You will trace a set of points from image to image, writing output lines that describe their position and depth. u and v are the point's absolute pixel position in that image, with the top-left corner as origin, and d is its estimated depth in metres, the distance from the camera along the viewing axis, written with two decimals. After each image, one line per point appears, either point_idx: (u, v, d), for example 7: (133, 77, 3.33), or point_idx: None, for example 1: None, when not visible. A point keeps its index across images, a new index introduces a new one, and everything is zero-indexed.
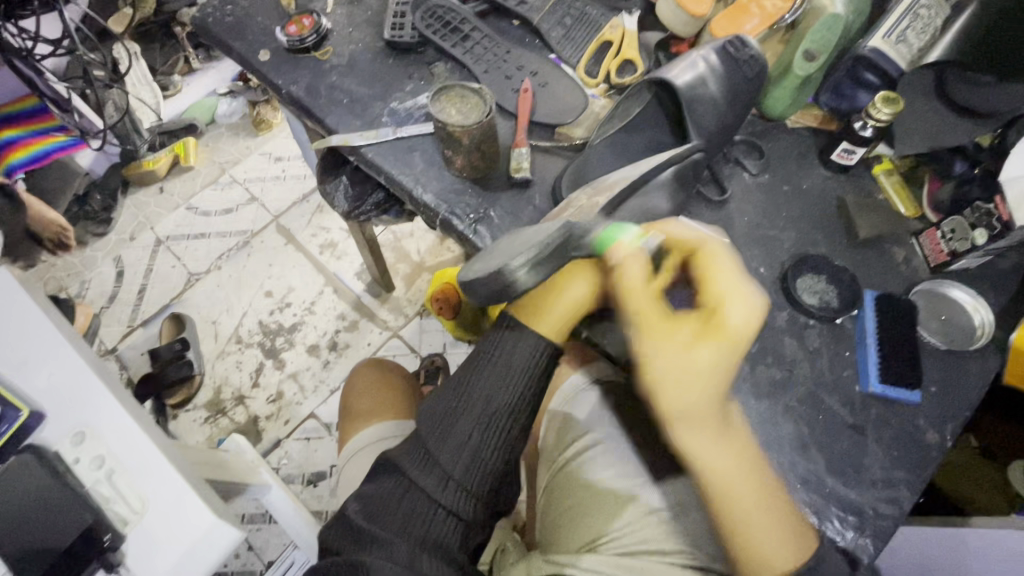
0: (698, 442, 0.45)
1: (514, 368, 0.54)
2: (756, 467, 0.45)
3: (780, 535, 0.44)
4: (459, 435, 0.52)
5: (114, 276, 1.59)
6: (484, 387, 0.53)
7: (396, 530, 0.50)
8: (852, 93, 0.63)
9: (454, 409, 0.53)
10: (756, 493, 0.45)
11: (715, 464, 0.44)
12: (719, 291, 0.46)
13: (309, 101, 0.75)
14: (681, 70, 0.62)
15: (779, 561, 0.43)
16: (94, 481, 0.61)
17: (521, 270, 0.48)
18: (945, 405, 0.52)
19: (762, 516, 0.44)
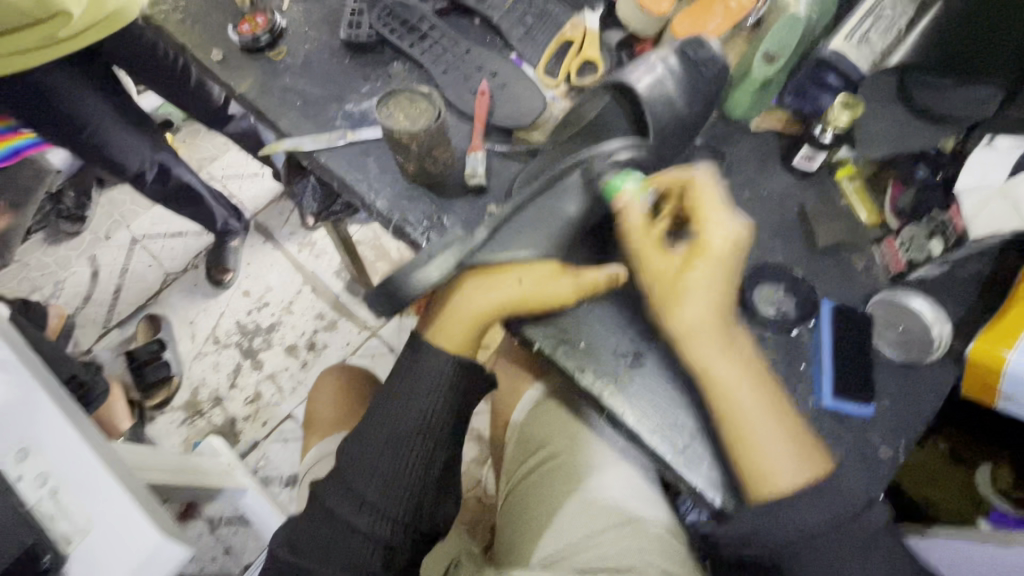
0: (704, 355, 0.49)
1: (427, 389, 0.54)
2: (763, 382, 0.49)
3: (793, 446, 0.47)
4: (376, 465, 0.53)
5: (89, 276, 1.56)
6: (399, 414, 0.54)
7: (320, 562, 0.52)
8: (815, 95, 0.61)
9: (368, 433, 0.55)
10: (762, 407, 0.48)
11: (716, 370, 0.49)
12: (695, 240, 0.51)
13: (262, 102, 0.72)
14: (642, 72, 0.58)
15: (781, 475, 0.46)
16: (38, 499, 0.60)
17: (426, 271, 0.51)
18: (898, 418, 0.51)
19: (771, 431, 0.47)
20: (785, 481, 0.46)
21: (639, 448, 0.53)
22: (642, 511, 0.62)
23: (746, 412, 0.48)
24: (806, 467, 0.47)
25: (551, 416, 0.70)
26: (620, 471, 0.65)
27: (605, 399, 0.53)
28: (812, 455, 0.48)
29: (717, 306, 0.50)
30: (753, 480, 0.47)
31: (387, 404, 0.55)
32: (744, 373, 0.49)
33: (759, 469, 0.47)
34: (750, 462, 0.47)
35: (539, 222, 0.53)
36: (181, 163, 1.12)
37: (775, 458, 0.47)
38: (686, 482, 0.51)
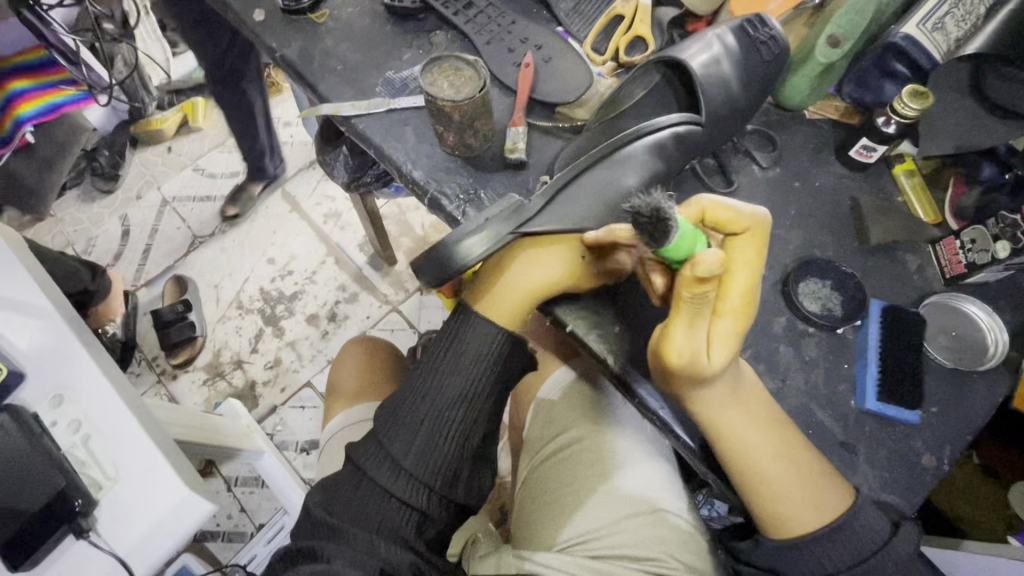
0: (711, 416, 0.46)
1: (471, 359, 0.54)
2: (781, 432, 0.47)
3: (809, 494, 0.45)
4: (414, 432, 0.53)
5: (120, 235, 1.59)
6: (442, 383, 0.54)
7: (353, 522, 0.51)
8: (877, 84, 0.58)
9: (408, 400, 0.54)
10: (781, 468, 0.46)
11: (729, 429, 0.46)
12: (679, 332, 0.43)
13: (302, 65, 0.71)
14: (697, 49, 0.55)
15: (799, 521, 0.46)
16: (71, 445, 0.61)
17: (471, 239, 0.51)
18: (945, 427, 0.49)
19: (790, 486, 0.45)
20: (804, 523, 0.46)
21: (668, 438, 0.52)
22: (666, 499, 0.62)
23: (763, 472, 0.46)
24: (820, 512, 0.45)
25: (575, 397, 0.70)
26: (649, 459, 0.65)
27: (636, 387, 0.52)
28: (827, 498, 0.46)
29: (699, 383, 0.45)
30: (771, 520, 0.47)
31: (429, 371, 0.55)
32: (765, 433, 0.46)
33: (777, 510, 0.46)
34: (752, 485, 0.46)
35: (596, 192, 0.51)
36: (256, 78, 1.17)
37: (793, 508, 0.46)
38: (716, 476, 0.51)
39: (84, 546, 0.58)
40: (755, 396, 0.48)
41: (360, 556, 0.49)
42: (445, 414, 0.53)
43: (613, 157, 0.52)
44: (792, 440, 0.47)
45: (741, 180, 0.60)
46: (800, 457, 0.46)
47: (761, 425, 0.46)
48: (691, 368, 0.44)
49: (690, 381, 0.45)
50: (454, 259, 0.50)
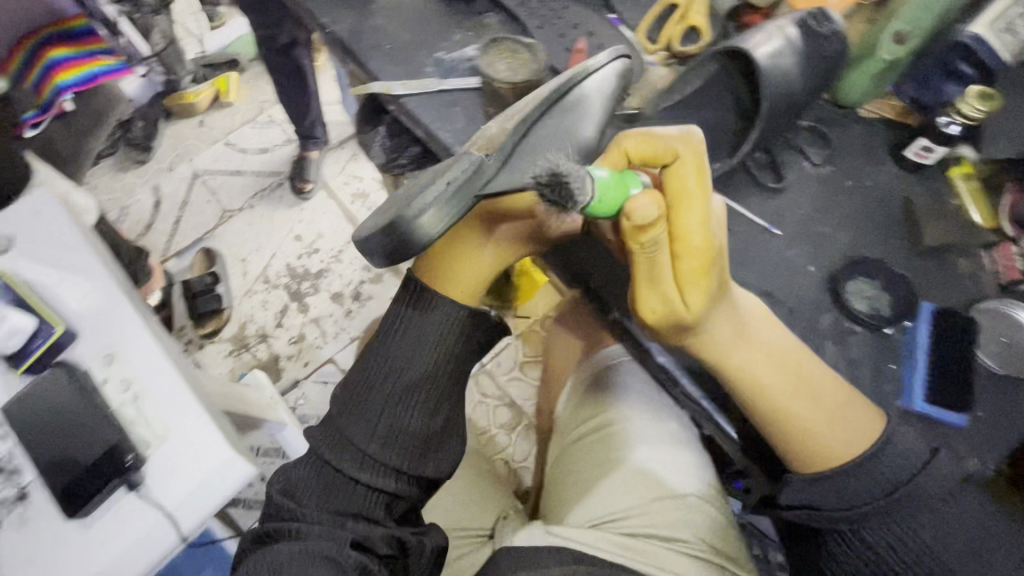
0: (735, 360, 0.48)
1: (432, 339, 0.54)
2: (798, 364, 0.48)
3: (835, 422, 0.46)
4: (377, 415, 0.54)
5: (152, 205, 1.62)
6: (400, 365, 0.54)
7: (317, 508, 0.52)
8: (939, 85, 0.58)
9: (368, 386, 0.55)
10: (795, 390, 0.47)
11: (754, 373, 0.48)
12: (644, 285, 0.46)
13: (352, 42, 0.72)
14: (760, 40, 0.55)
15: (837, 445, 0.46)
16: (120, 402, 0.64)
17: (427, 209, 0.41)
18: (993, 433, 0.49)
19: (812, 411, 0.47)
20: (835, 451, 0.46)
21: (707, 425, 0.54)
22: (691, 485, 0.64)
23: (795, 409, 0.47)
24: (862, 438, 0.46)
25: (602, 384, 0.72)
26: (676, 446, 0.66)
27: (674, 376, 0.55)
28: (862, 423, 0.46)
29: (684, 332, 0.48)
30: (810, 460, 0.47)
31: (386, 356, 0.55)
32: (773, 361, 0.48)
33: (811, 447, 0.47)
34: (785, 425, 0.47)
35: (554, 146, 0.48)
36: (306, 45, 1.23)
37: (824, 433, 0.46)
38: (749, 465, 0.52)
39: (133, 499, 0.60)
40: (762, 330, 0.49)
41: (326, 536, 0.50)
42: (409, 396, 0.54)
43: (563, 107, 0.49)
44: (803, 370, 0.48)
45: (791, 176, 0.59)
46: (814, 391, 0.47)
47: (777, 366, 0.48)
48: (667, 317, 0.47)
49: (674, 329, 0.48)
50: (414, 241, 0.42)
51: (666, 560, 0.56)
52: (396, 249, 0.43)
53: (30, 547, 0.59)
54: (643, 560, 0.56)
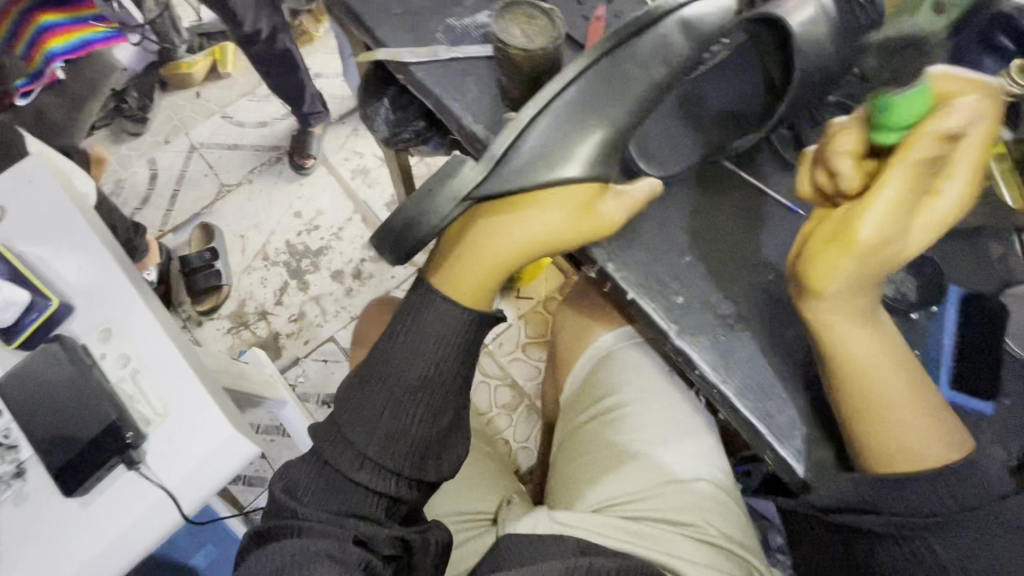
0: (852, 346, 0.44)
1: (429, 345, 0.54)
2: (904, 364, 0.45)
3: (927, 419, 0.44)
4: (378, 422, 0.54)
5: (148, 178, 1.58)
6: (398, 371, 0.54)
7: (317, 508, 0.54)
8: (976, 58, 0.54)
9: (369, 386, 0.55)
10: (901, 388, 0.44)
11: (851, 348, 0.44)
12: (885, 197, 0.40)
13: (359, 7, 0.68)
14: (793, 7, 0.50)
15: (929, 450, 0.44)
16: (118, 378, 0.62)
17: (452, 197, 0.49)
18: (1018, 421, 0.47)
19: (912, 411, 0.44)
20: (926, 454, 0.44)
21: (722, 410, 0.51)
22: (704, 470, 0.63)
23: (890, 399, 0.44)
24: (952, 447, 0.44)
25: (612, 369, 0.69)
26: (685, 431, 0.64)
27: (694, 357, 0.50)
28: (948, 428, 0.44)
29: (871, 274, 0.42)
30: (886, 455, 0.44)
31: (385, 357, 0.55)
32: (888, 358, 0.44)
33: (888, 443, 0.44)
34: (874, 411, 0.44)
35: (600, 115, 0.48)
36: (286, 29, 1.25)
37: (915, 440, 0.44)
38: (773, 452, 0.48)
39: (134, 477, 0.59)
40: (886, 325, 0.45)
41: (328, 533, 0.52)
42: (411, 399, 0.54)
43: (611, 69, 0.49)
44: (902, 357, 0.45)
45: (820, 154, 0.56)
46: (908, 379, 0.44)
47: (883, 348, 0.44)
48: (888, 242, 0.41)
49: (888, 260, 0.41)
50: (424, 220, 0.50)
51: (676, 546, 0.56)
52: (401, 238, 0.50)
53: (29, 524, 0.58)
54: (647, 544, 0.56)
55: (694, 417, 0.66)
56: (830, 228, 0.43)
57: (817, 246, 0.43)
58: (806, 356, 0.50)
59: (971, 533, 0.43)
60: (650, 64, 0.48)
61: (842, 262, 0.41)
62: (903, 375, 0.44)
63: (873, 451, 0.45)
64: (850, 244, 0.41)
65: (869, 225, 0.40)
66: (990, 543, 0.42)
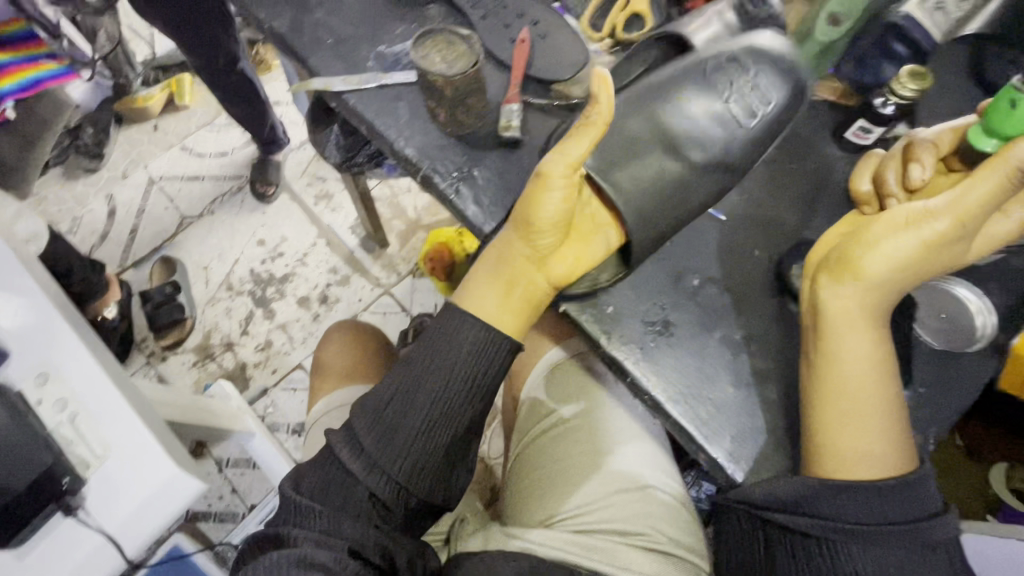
0: (839, 351, 0.45)
1: (459, 350, 0.50)
2: (887, 372, 0.45)
3: (884, 434, 0.44)
4: (395, 427, 0.50)
5: (106, 214, 1.54)
6: (426, 374, 0.51)
7: (321, 503, 0.51)
8: (876, 64, 0.56)
9: (395, 390, 0.51)
10: (877, 400, 0.45)
11: (847, 351, 0.45)
12: (955, 198, 0.43)
13: (291, 38, 0.69)
14: (698, 25, 0.55)
15: (875, 456, 0.44)
16: (56, 423, 0.60)
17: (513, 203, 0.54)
18: (934, 408, 0.49)
19: (872, 417, 0.44)
20: (871, 461, 0.44)
21: (661, 418, 0.51)
22: (656, 478, 0.63)
23: (861, 406, 0.44)
24: (900, 454, 0.44)
25: (565, 381, 0.69)
26: (638, 440, 0.65)
27: (627, 366, 0.51)
28: (902, 448, 0.45)
29: (919, 269, 0.45)
30: (829, 451, 0.44)
31: (417, 362, 0.51)
32: (880, 366, 0.45)
33: (838, 444, 0.44)
34: (820, 416, 0.45)
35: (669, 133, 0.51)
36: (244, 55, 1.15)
37: (865, 446, 0.44)
38: (705, 453, 0.49)
39: (72, 523, 0.58)
40: (884, 331, 0.46)
41: (325, 539, 0.49)
42: (436, 410, 0.50)
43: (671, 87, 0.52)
44: (887, 370, 0.45)
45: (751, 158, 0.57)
46: (889, 391, 0.45)
47: (875, 362, 0.45)
48: (953, 241, 0.44)
49: (943, 263, 0.45)
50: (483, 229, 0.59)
51: (624, 557, 0.56)
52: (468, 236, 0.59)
53: None
54: (600, 559, 0.56)
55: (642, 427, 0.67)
56: (890, 216, 0.46)
57: (874, 227, 0.46)
58: (734, 358, 0.51)
59: (886, 547, 0.43)
60: (713, 97, 0.51)
61: (897, 246, 0.44)
62: (893, 385, 0.45)
63: (826, 459, 0.44)
64: (921, 231, 0.44)
65: (947, 217, 0.43)
66: (900, 558, 0.43)
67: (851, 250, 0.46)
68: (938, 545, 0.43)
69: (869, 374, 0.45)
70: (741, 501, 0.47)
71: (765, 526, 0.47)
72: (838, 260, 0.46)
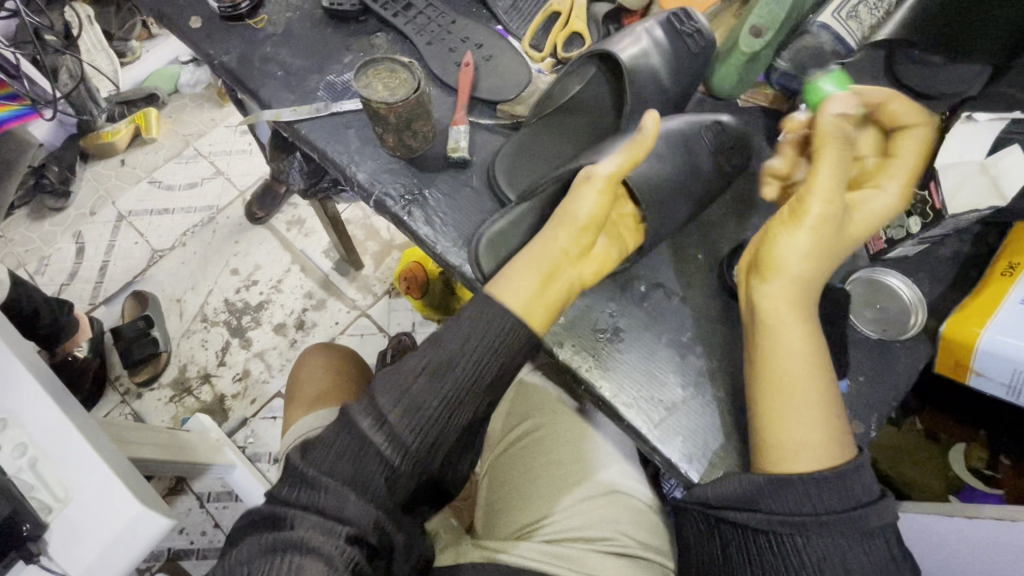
0: (771, 347, 0.47)
1: (497, 329, 0.46)
2: (818, 359, 0.47)
3: (819, 421, 0.45)
4: (422, 403, 0.45)
5: (74, 252, 1.52)
6: (465, 351, 0.46)
7: (327, 473, 0.44)
8: (802, 71, 0.60)
9: (424, 367, 0.46)
10: (807, 386, 0.46)
11: (776, 346, 0.47)
12: (814, 179, 0.46)
13: (242, 72, 0.71)
14: (627, 43, 0.58)
15: (811, 444, 0.45)
16: (16, 469, 0.59)
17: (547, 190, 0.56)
18: (875, 395, 0.51)
19: (803, 404, 0.46)
20: (806, 449, 0.45)
21: (617, 423, 0.52)
22: (624, 483, 0.64)
23: (794, 395, 0.46)
24: (836, 438, 0.45)
25: (531, 393, 0.70)
26: (608, 446, 0.66)
27: (581, 373, 0.53)
28: (839, 431, 0.46)
29: (822, 253, 0.47)
30: (772, 445, 0.46)
31: (448, 341, 0.46)
32: (811, 353, 0.47)
33: (782, 439, 0.45)
34: (767, 413, 0.46)
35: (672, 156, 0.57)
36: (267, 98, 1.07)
37: (799, 433, 0.45)
38: (659, 455, 0.50)
39: (35, 571, 0.57)
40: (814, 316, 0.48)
41: (322, 521, 0.43)
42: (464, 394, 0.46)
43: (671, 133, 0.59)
44: (817, 357, 0.47)
45: (696, 166, 0.57)
46: (821, 384, 0.46)
47: (809, 352, 0.46)
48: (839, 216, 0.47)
49: (841, 241, 0.47)
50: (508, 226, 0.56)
51: (592, 564, 0.57)
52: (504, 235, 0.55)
53: None
54: (567, 567, 0.57)
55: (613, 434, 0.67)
56: (784, 211, 0.49)
57: (769, 226, 0.49)
58: (682, 359, 0.53)
59: (830, 537, 0.42)
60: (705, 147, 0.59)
61: (789, 240, 0.47)
62: (824, 369, 0.46)
63: (765, 450, 0.46)
64: (805, 223, 0.46)
65: (818, 202, 0.46)
66: (844, 547, 0.42)
67: (760, 253, 0.49)
68: (880, 532, 0.43)
69: (796, 365, 0.46)
70: (696, 500, 0.48)
71: (719, 524, 0.47)
72: (759, 261, 0.49)
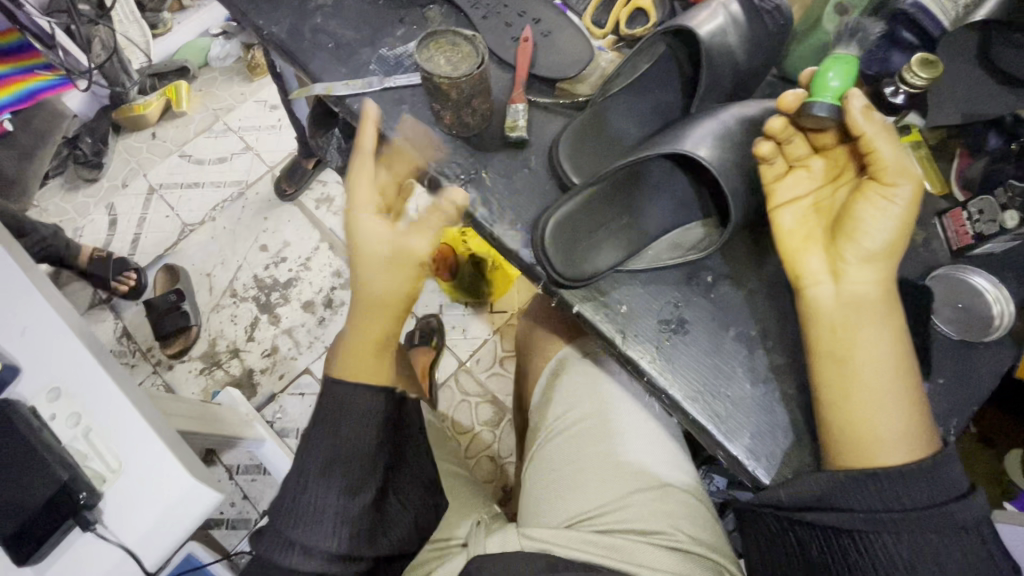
0: (863, 332, 0.44)
1: (360, 412, 0.52)
2: (903, 349, 0.45)
3: (906, 411, 0.43)
4: (319, 512, 0.49)
5: (107, 224, 1.53)
6: (339, 446, 0.51)
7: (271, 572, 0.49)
8: (885, 54, 0.56)
9: (316, 463, 0.50)
10: (896, 373, 0.44)
11: (865, 333, 0.44)
12: (890, 159, 0.44)
13: (291, 45, 0.69)
14: (703, 18, 0.55)
15: (902, 435, 0.42)
16: (71, 438, 0.59)
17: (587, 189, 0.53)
18: (955, 398, 0.49)
19: (892, 390, 0.43)
20: (894, 441, 0.43)
21: (674, 414, 0.51)
22: (673, 475, 0.64)
23: (881, 381, 0.44)
24: (923, 429, 0.43)
25: (574, 382, 0.69)
26: (653, 436, 0.66)
27: (642, 365, 0.51)
28: (927, 426, 0.44)
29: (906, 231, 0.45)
30: (847, 448, 0.44)
31: (329, 432, 0.51)
32: (897, 338, 0.45)
33: (859, 431, 0.43)
34: (844, 416, 0.44)
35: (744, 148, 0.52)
36: None
37: (889, 424, 0.43)
38: (724, 451, 0.49)
39: (91, 538, 0.57)
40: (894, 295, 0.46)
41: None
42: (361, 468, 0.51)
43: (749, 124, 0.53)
44: (903, 346, 0.45)
45: None
46: (908, 372, 0.44)
47: (896, 331, 0.45)
48: None
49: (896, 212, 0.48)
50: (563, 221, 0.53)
51: (643, 555, 0.56)
52: (573, 226, 0.53)
53: None
54: (620, 557, 0.55)
55: (659, 426, 0.67)
56: (866, 198, 0.46)
57: (859, 213, 0.46)
58: (749, 355, 0.51)
59: (921, 534, 0.41)
60: None
61: (889, 217, 0.45)
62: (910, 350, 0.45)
63: (855, 443, 0.43)
64: (896, 199, 0.45)
65: (908, 178, 0.44)
66: (938, 544, 0.40)
67: (855, 242, 0.46)
68: (975, 528, 0.41)
69: (881, 349, 0.44)
70: (767, 502, 0.47)
71: (793, 526, 0.46)
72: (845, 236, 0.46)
